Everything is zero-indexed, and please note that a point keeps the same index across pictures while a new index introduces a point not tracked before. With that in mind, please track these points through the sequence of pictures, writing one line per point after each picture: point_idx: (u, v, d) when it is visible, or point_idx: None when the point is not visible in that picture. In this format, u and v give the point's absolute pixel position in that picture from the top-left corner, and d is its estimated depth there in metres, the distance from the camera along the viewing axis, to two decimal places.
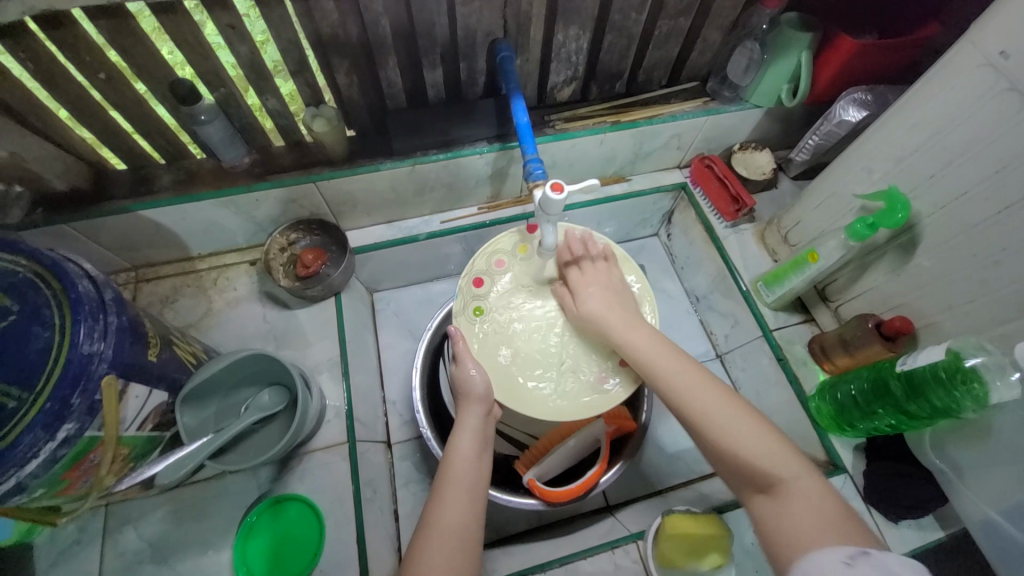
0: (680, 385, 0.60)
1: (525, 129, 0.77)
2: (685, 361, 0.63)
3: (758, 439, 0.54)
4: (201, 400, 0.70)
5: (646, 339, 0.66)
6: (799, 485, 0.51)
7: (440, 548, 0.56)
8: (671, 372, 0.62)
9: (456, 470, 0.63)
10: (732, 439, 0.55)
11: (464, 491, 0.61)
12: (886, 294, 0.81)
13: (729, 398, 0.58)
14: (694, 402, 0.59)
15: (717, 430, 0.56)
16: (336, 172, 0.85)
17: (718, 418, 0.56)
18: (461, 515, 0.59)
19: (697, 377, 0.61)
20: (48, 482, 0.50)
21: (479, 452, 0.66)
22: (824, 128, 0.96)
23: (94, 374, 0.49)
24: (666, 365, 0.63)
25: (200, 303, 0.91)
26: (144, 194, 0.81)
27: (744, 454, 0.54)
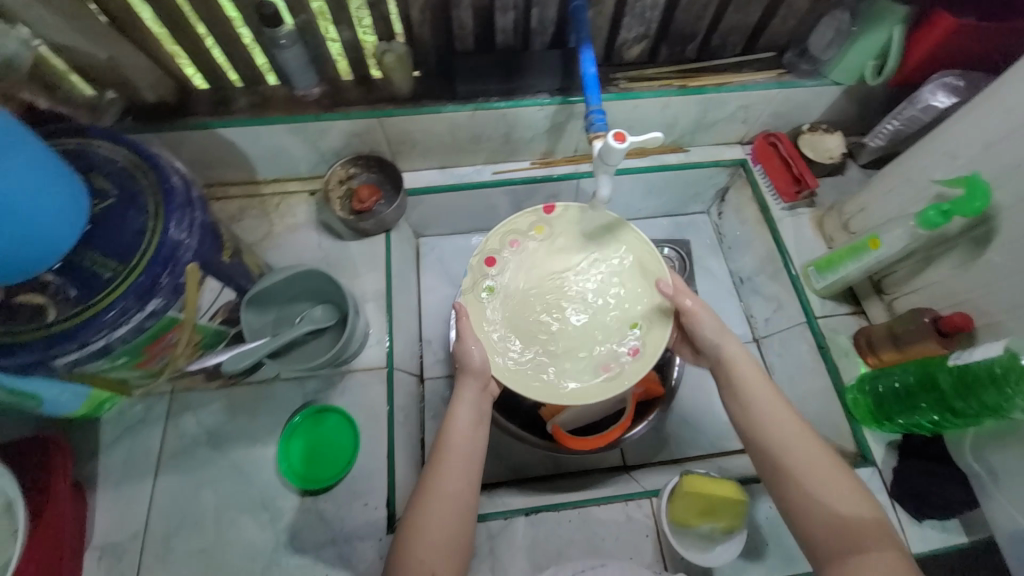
0: (781, 429, 0.63)
1: (592, 81, 0.76)
2: (786, 407, 0.66)
3: (850, 502, 0.58)
4: (262, 306, 0.75)
5: (754, 377, 0.68)
6: (884, 556, 0.54)
7: (438, 514, 0.60)
8: (775, 417, 0.64)
9: (454, 442, 0.65)
10: (824, 497, 0.58)
11: (461, 461, 0.64)
12: (947, 289, 0.77)
13: (824, 455, 0.62)
14: (790, 449, 0.62)
15: (814, 486, 0.59)
16: (399, 110, 0.88)
17: (812, 472, 0.60)
18: (452, 487, 0.62)
19: (801, 429, 0.63)
20: (132, 352, 0.57)
21: (476, 427, 0.68)
22: (907, 112, 0.91)
23: (181, 260, 0.54)
24: (770, 409, 0.65)
25: (262, 225, 0.97)
26: (223, 114, 0.86)
27: (837, 515, 0.57)
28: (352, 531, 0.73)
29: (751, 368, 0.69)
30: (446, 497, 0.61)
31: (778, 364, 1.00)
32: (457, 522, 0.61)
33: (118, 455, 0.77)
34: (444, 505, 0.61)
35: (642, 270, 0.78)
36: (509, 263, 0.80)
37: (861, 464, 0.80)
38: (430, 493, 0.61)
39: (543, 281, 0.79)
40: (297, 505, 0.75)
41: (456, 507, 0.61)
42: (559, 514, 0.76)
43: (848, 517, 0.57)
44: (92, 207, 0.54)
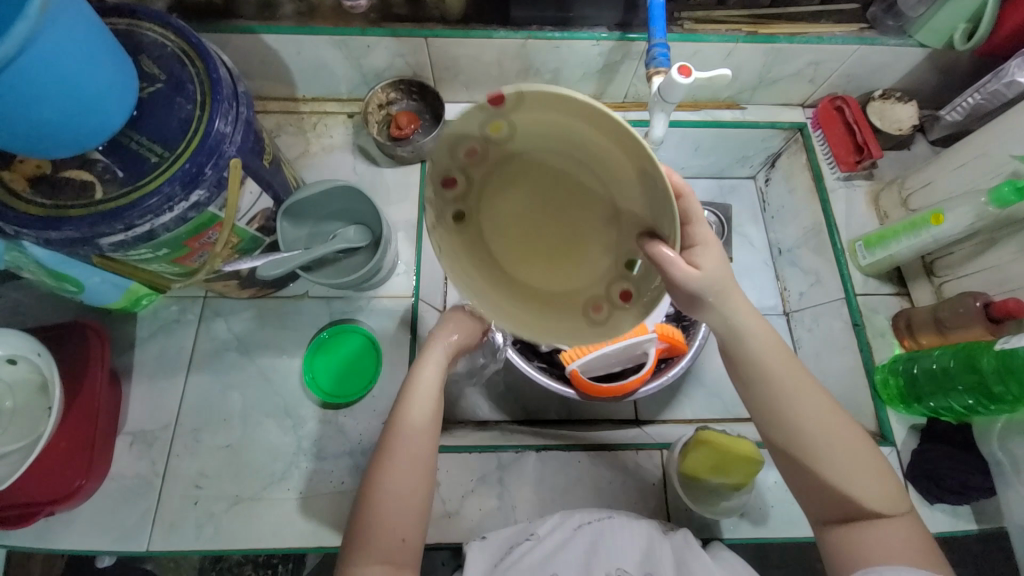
0: (804, 404, 0.57)
1: (659, 12, 0.71)
2: (807, 377, 0.59)
3: (870, 477, 0.56)
4: (298, 220, 0.75)
5: (770, 345, 0.59)
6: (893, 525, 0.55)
7: (402, 476, 0.58)
8: (796, 390, 0.57)
9: (414, 410, 0.61)
10: (843, 473, 0.55)
11: (422, 432, 0.60)
12: (1006, 275, 0.73)
13: (846, 428, 0.57)
14: (814, 426, 0.57)
15: (833, 466, 0.55)
16: (449, 32, 0.83)
17: (836, 448, 0.56)
18: (405, 467, 0.58)
19: (825, 403, 0.58)
20: (174, 244, 0.58)
21: (435, 396, 0.63)
22: (989, 87, 0.83)
23: (224, 154, 0.54)
24: (791, 383, 0.58)
25: (299, 143, 0.96)
26: (268, 19, 0.83)
27: (854, 489, 0.55)
28: (369, 446, 0.76)
29: (766, 333, 0.59)
30: (404, 469, 0.59)
31: (806, 339, 0.97)
32: (415, 495, 0.58)
33: (151, 351, 0.80)
34: (403, 480, 0.58)
35: (648, 203, 0.43)
36: (477, 180, 0.48)
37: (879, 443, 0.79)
38: (384, 469, 0.58)
39: (518, 212, 0.49)
40: (318, 416, 0.78)
41: (415, 477, 0.59)
42: (569, 454, 0.78)
43: (863, 490, 0.55)
44: (139, 90, 0.53)
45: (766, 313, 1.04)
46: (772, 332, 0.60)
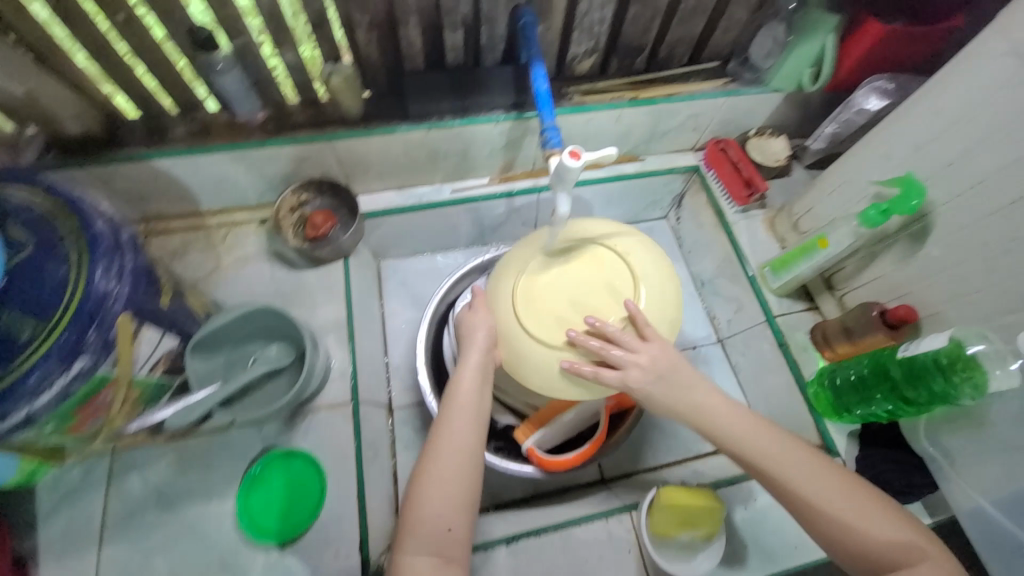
0: (799, 473, 0.59)
1: (545, 97, 0.76)
2: (792, 446, 0.61)
3: (885, 525, 0.56)
4: (213, 349, 0.71)
5: (749, 429, 0.61)
6: (928, 572, 0.53)
7: (452, 464, 0.61)
8: (789, 464, 0.59)
9: (460, 397, 0.65)
10: (861, 531, 0.56)
11: (466, 423, 0.64)
12: (892, 282, 0.80)
13: (840, 475, 0.59)
14: (818, 497, 0.57)
15: (842, 515, 0.56)
16: (351, 132, 0.85)
17: (844, 509, 0.57)
18: (452, 455, 0.62)
19: (814, 463, 0.60)
20: (60, 417, 0.51)
21: (481, 386, 0.67)
22: (843, 116, 0.95)
23: (109, 313, 0.50)
24: (779, 455, 0.60)
25: (209, 259, 0.92)
26: (157, 144, 0.80)
27: (877, 547, 0.55)
28: None
29: (739, 417, 0.62)
30: (456, 457, 0.62)
31: (743, 364, 1.02)
32: (461, 481, 0.61)
33: (54, 527, 0.70)
34: (451, 467, 0.61)
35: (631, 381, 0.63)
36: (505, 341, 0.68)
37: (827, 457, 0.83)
38: (431, 456, 0.62)
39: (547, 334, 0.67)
40: (262, 561, 0.71)
41: (463, 460, 0.62)
42: (541, 539, 0.75)
43: (882, 544, 0.55)
44: (7, 261, 0.50)
45: (702, 344, 1.09)
46: (730, 404, 0.63)
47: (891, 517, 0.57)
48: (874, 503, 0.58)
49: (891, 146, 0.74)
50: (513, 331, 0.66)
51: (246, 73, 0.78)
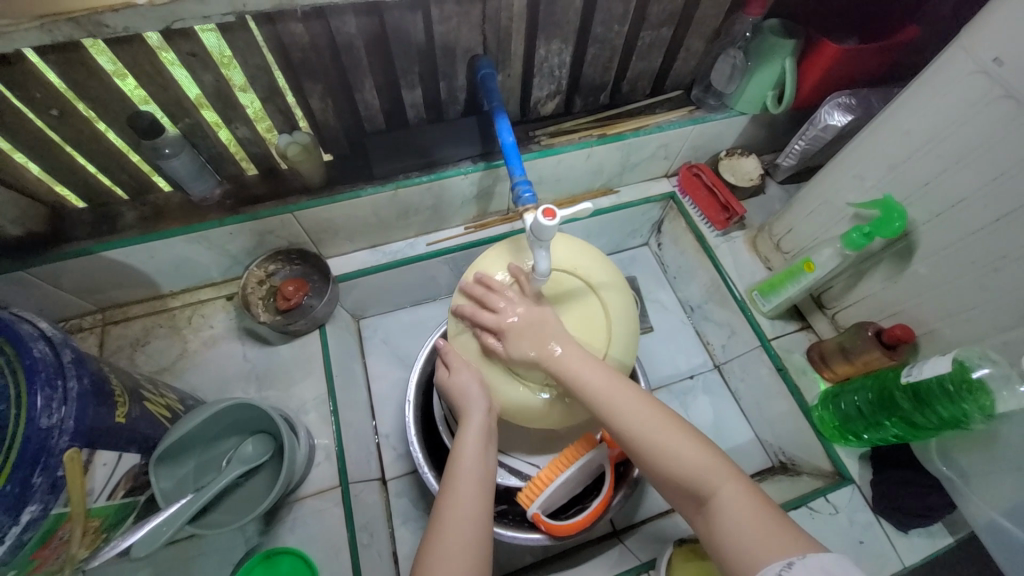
0: (617, 404, 0.60)
1: (512, 149, 0.74)
2: (618, 382, 0.62)
3: (691, 449, 0.56)
4: (178, 458, 0.65)
5: (582, 366, 0.63)
6: (730, 491, 0.53)
7: (459, 527, 0.57)
8: (607, 398, 0.61)
9: (471, 453, 0.63)
10: (671, 459, 0.56)
11: (476, 480, 0.61)
12: (884, 301, 0.79)
13: (667, 420, 0.59)
14: (633, 427, 0.59)
15: (662, 452, 0.57)
16: (315, 200, 0.81)
17: (658, 438, 0.57)
18: (470, 510, 0.58)
19: (635, 393, 0.61)
20: (15, 566, 0.46)
21: (486, 443, 0.65)
22: (810, 132, 0.94)
23: (54, 449, 0.45)
24: (606, 393, 0.61)
25: (174, 344, 0.86)
26: (107, 234, 0.76)
27: (683, 469, 0.55)
28: None
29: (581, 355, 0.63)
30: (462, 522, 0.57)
31: (742, 389, 1.00)
32: (478, 536, 0.57)
33: None
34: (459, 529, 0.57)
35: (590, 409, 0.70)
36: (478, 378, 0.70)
37: (840, 484, 0.80)
38: (445, 511, 0.58)
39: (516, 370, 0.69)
40: None
41: (476, 519, 0.58)
42: None
43: (689, 466, 0.55)
44: None
45: (699, 372, 1.06)
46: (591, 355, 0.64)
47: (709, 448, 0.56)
48: (689, 435, 0.58)
49: (864, 166, 0.74)
50: (477, 364, 0.70)
51: (197, 152, 0.75)
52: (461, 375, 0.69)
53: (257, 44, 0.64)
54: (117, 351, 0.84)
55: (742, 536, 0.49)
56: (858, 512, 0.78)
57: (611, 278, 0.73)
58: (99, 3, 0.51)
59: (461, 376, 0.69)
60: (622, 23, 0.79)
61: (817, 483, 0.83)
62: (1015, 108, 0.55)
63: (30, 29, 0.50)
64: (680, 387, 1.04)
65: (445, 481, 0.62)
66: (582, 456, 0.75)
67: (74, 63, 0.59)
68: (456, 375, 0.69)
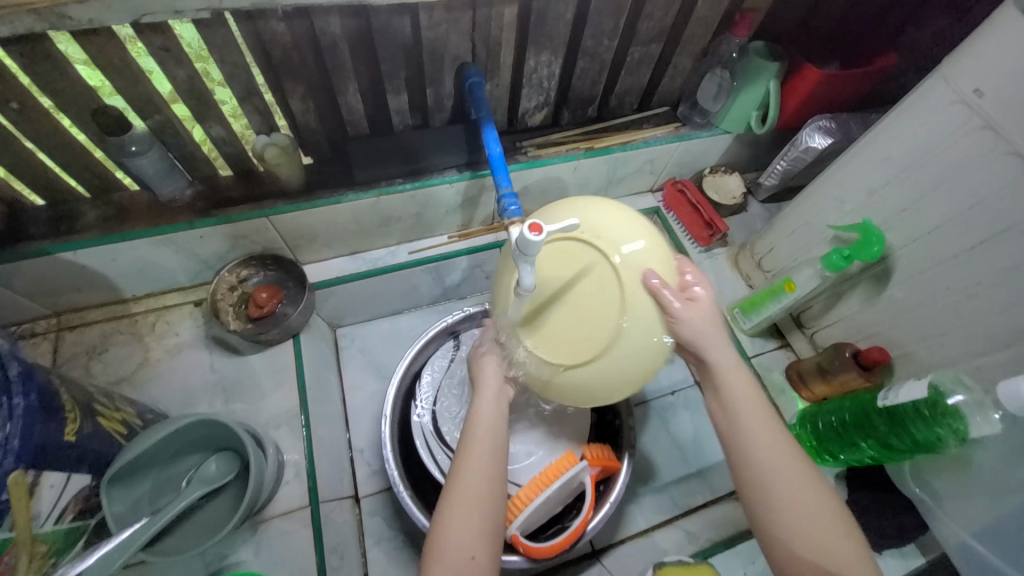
0: (774, 453, 0.54)
1: (498, 161, 0.73)
2: (776, 433, 0.55)
3: (841, 536, 0.50)
4: (133, 478, 0.61)
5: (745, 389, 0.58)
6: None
7: (473, 497, 0.56)
8: (762, 447, 0.54)
9: (479, 439, 0.60)
10: (811, 529, 0.51)
11: (489, 447, 0.60)
12: (860, 322, 0.80)
13: (817, 487, 0.53)
14: (776, 476, 0.53)
15: (797, 517, 0.51)
16: (292, 205, 0.78)
17: (809, 509, 0.51)
18: (487, 471, 0.58)
19: (783, 444, 0.55)
20: None
21: (494, 431, 0.61)
22: (791, 153, 0.96)
23: None
24: (766, 436, 0.55)
25: (135, 352, 0.81)
26: (66, 233, 0.71)
27: (827, 554, 0.49)
28: None
29: (739, 372, 0.58)
30: (479, 490, 0.57)
31: None
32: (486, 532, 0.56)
33: None
34: (471, 496, 0.56)
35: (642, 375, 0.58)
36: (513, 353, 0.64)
37: None
38: (462, 477, 0.58)
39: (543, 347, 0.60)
40: None
41: (489, 489, 0.58)
42: None
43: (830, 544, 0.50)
44: None
45: (681, 388, 1.04)
46: (754, 389, 0.58)
47: (860, 543, 0.51)
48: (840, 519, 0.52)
49: (844, 190, 0.75)
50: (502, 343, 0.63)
51: (167, 151, 0.71)
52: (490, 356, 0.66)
53: (234, 41, 0.61)
54: (72, 359, 0.79)
55: None
56: None
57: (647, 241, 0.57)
58: None
59: (479, 370, 0.67)
60: (612, 37, 0.79)
61: None
62: (993, 139, 0.57)
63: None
64: (662, 402, 1.03)
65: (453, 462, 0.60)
66: (563, 474, 0.74)
67: (34, 53, 0.55)
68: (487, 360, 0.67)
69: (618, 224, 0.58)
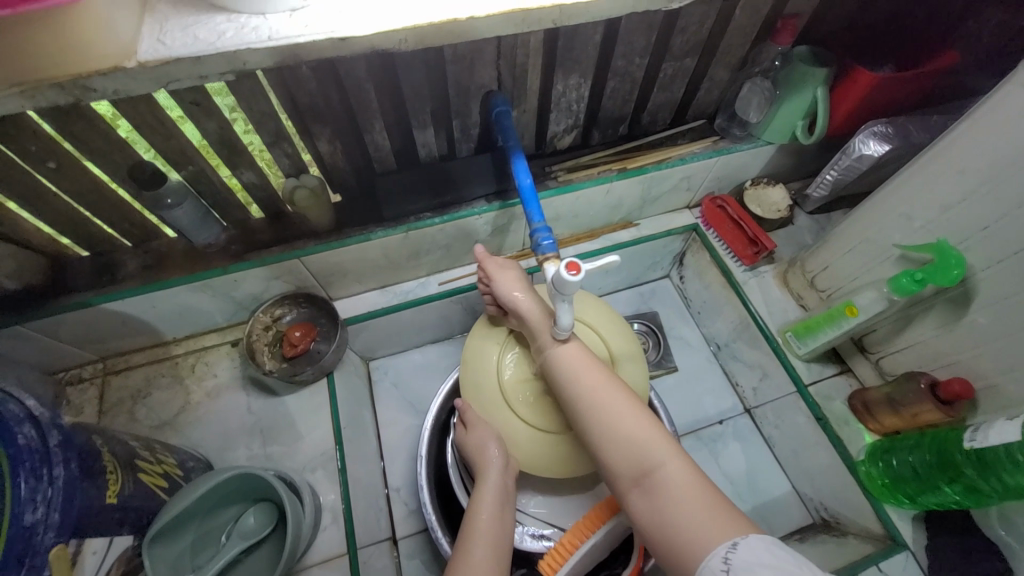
0: (578, 373, 0.62)
1: (529, 193, 0.70)
2: (596, 368, 0.62)
3: (644, 436, 0.54)
4: (176, 533, 0.61)
5: (563, 350, 0.64)
6: (671, 468, 0.51)
7: (486, 531, 0.60)
8: (570, 371, 0.62)
9: (490, 503, 0.63)
10: (619, 431, 0.56)
11: (496, 488, 0.64)
12: (936, 349, 0.72)
13: (621, 395, 0.59)
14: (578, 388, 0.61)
15: (604, 420, 0.57)
16: (322, 245, 0.77)
17: (609, 410, 0.58)
18: (490, 505, 0.62)
19: (591, 367, 0.62)
20: None
21: (503, 498, 0.64)
22: (843, 162, 0.88)
23: (40, 547, 0.41)
24: (570, 360, 0.63)
25: (176, 395, 0.82)
26: (108, 284, 0.72)
27: (629, 450, 0.54)
28: None
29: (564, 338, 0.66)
30: (490, 526, 0.60)
31: (777, 437, 0.93)
32: None
33: None
34: (487, 526, 0.60)
35: None
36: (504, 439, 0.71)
37: (893, 549, 0.72)
38: (474, 511, 0.62)
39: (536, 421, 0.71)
40: None
41: (497, 526, 0.61)
42: None
43: (636, 439, 0.54)
44: None
45: (729, 416, 1.00)
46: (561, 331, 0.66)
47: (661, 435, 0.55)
48: (653, 421, 0.56)
49: (912, 206, 0.68)
50: (496, 418, 0.73)
51: (200, 199, 0.71)
52: (478, 431, 0.71)
53: (262, 90, 0.61)
54: (116, 404, 0.80)
55: (679, 519, 0.47)
56: None
57: (611, 330, 0.78)
58: (84, 67, 0.44)
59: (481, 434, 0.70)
60: (643, 55, 0.75)
61: (866, 548, 0.76)
62: None
63: (11, 97, 0.44)
64: (708, 433, 0.98)
65: (459, 538, 0.60)
66: (608, 524, 0.68)
67: (72, 115, 0.56)
68: (472, 428, 0.71)
69: (592, 318, 0.78)
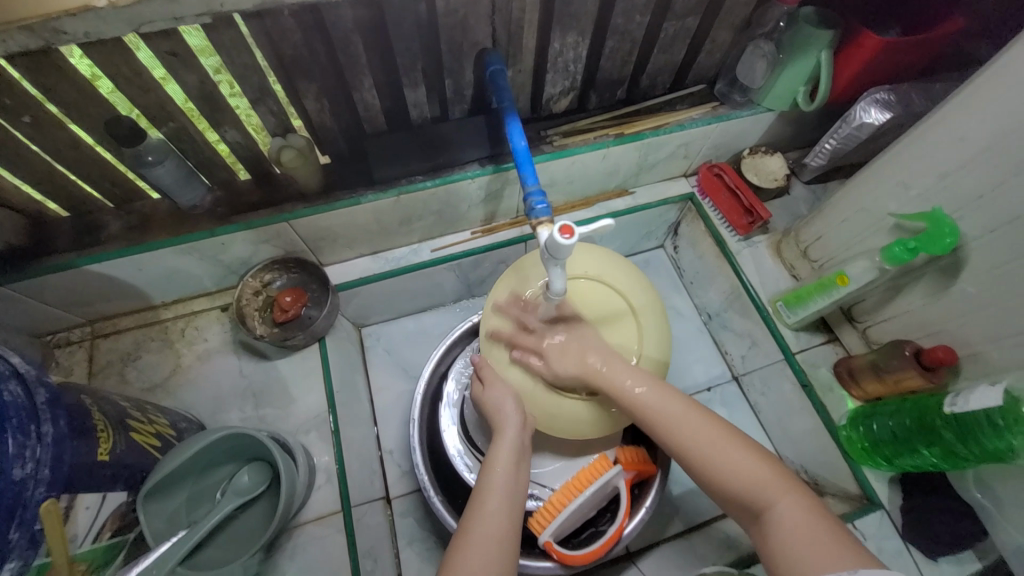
0: (670, 418, 0.61)
1: (524, 155, 0.68)
2: (682, 402, 0.62)
3: (749, 469, 0.57)
4: (170, 491, 0.61)
5: (648, 391, 0.63)
6: (784, 508, 0.54)
7: (498, 493, 0.60)
8: (660, 411, 0.62)
9: (504, 464, 0.63)
10: (728, 470, 0.57)
11: (512, 451, 0.64)
12: (922, 318, 0.73)
13: (717, 430, 0.60)
14: (676, 434, 0.61)
15: (710, 462, 0.58)
16: (311, 209, 0.76)
17: (709, 451, 0.59)
18: (504, 467, 0.62)
19: (680, 404, 0.62)
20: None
21: (518, 459, 0.64)
22: (842, 131, 0.87)
23: (31, 501, 0.42)
24: (657, 401, 0.62)
25: (166, 359, 0.82)
26: (91, 245, 0.71)
27: (738, 484, 0.56)
28: None
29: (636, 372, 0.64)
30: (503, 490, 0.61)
31: (763, 404, 0.95)
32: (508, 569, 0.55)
33: None
34: (500, 489, 0.61)
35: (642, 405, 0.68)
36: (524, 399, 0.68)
37: (868, 509, 0.76)
38: (488, 473, 0.62)
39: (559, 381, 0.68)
40: None
41: (511, 489, 0.61)
42: None
43: (748, 478, 0.56)
44: None
45: (717, 384, 1.02)
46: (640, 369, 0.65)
47: (765, 464, 0.57)
48: (755, 453, 0.58)
49: (909, 175, 0.68)
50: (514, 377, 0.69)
51: (184, 158, 0.69)
52: (494, 389, 0.68)
53: (245, 42, 0.58)
54: (107, 367, 0.80)
55: (801, 550, 0.50)
56: (888, 539, 0.74)
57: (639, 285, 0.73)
58: (52, 7, 0.43)
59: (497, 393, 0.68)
60: (644, 13, 0.72)
61: (843, 508, 0.79)
62: None
63: None
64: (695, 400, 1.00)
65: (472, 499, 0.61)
66: (597, 479, 0.72)
67: (43, 65, 0.53)
68: (489, 388, 0.68)
69: (617, 271, 0.73)
